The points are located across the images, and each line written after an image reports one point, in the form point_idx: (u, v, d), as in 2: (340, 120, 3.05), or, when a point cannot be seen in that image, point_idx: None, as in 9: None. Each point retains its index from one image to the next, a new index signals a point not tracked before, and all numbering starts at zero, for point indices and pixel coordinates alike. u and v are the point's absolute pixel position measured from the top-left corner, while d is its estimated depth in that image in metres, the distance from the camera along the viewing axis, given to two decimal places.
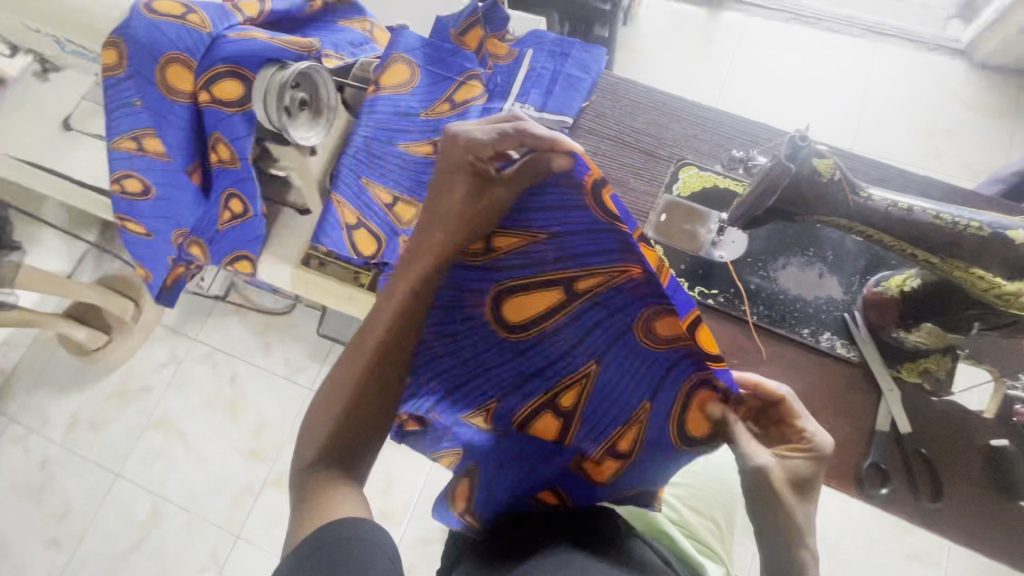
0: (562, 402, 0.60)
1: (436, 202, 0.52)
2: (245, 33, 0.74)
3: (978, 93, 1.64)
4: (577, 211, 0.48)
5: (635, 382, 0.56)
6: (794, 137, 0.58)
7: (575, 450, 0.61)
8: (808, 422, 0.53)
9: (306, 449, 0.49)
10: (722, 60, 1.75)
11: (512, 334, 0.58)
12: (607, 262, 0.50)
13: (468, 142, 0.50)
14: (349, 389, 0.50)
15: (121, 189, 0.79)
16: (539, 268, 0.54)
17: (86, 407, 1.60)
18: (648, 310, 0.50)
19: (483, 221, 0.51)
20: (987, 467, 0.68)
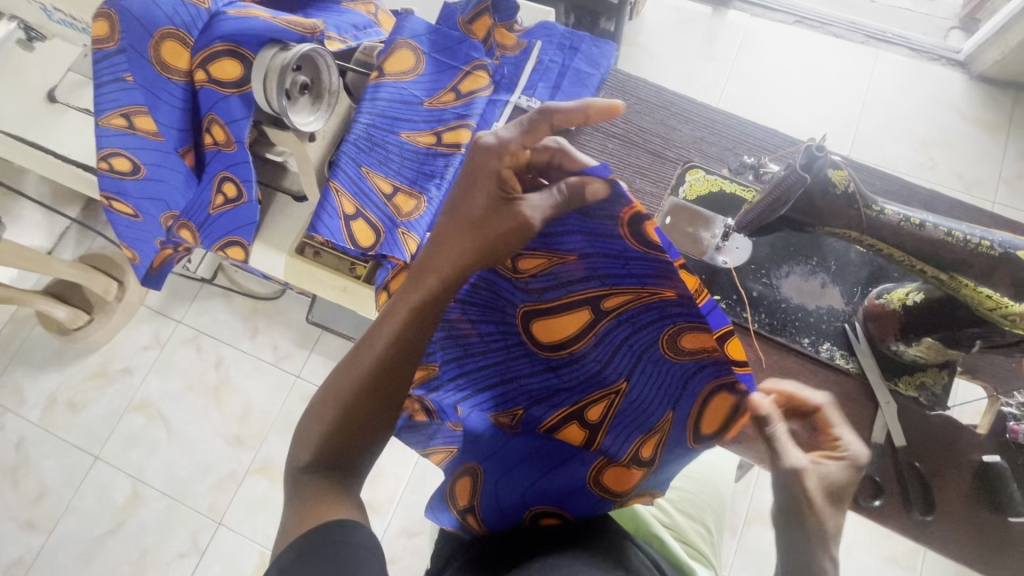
0: (589, 414, 0.63)
1: (460, 211, 0.52)
2: (246, 10, 0.69)
3: (976, 105, 1.65)
4: (607, 239, 0.48)
5: (659, 393, 0.57)
6: (811, 146, 0.56)
7: (602, 455, 0.63)
8: (843, 432, 0.52)
9: (299, 451, 0.51)
10: (725, 59, 1.74)
11: (539, 348, 0.60)
12: (636, 284, 0.50)
13: (499, 152, 0.50)
14: (345, 397, 0.51)
15: (108, 167, 0.78)
16: (566, 289, 0.55)
17: (65, 387, 1.56)
18: (671, 328, 0.51)
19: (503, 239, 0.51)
20: (979, 481, 0.68)
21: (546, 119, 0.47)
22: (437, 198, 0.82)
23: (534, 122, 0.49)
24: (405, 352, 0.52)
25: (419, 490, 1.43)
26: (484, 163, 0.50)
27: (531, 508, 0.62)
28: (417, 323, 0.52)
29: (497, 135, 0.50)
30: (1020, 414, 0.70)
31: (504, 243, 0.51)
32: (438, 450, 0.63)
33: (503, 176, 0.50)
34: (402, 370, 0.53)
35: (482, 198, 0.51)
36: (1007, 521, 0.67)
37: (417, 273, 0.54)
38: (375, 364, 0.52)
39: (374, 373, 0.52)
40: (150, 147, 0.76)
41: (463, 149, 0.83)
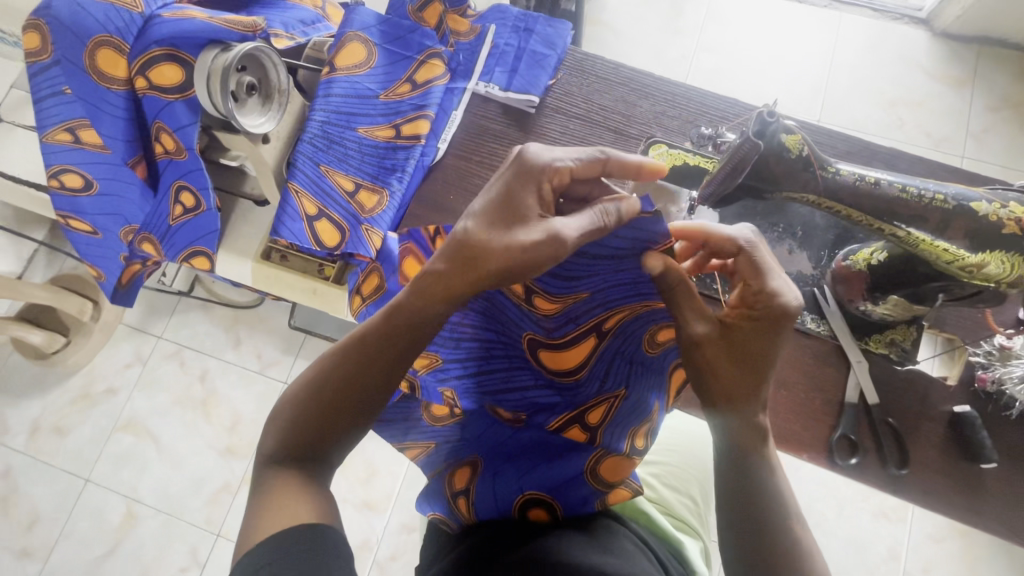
0: (590, 418, 0.63)
1: (496, 219, 0.53)
2: (182, 12, 0.68)
3: (940, 61, 1.66)
4: (622, 271, 0.54)
5: (649, 387, 0.61)
6: (762, 113, 0.57)
7: (600, 448, 0.62)
8: (773, 278, 0.53)
9: (264, 437, 0.53)
10: (691, 32, 1.72)
11: (543, 368, 0.63)
12: (633, 300, 0.57)
13: (548, 170, 0.53)
14: (328, 390, 0.52)
15: (60, 185, 0.76)
16: (575, 322, 0.60)
17: (49, 412, 1.54)
18: (655, 329, 0.58)
19: (532, 254, 0.51)
20: (951, 431, 0.70)
21: (604, 160, 0.55)
22: (400, 191, 0.80)
23: (590, 157, 0.54)
24: (391, 353, 0.53)
25: (415, 485, 1.43)
26: (524, 176, 0.53)
27: (525, 492, 0.62)
28: (410, 325, 0.53)
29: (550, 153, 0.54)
30: (986, 362, 0.71)
31: (529, 259, 0.51)
32: (413, 443, 0.66)
33: (540, 194, 0.53)
34: (387, 372, 0.53)
35: (517, 209, 0.53)
36: (979, 469, 0.69)
37: (426, 277, 0.53)
38: (362, 360, 0.52)
39: (357, 372, 0.52)
40: (98, 160, 0.74)
41: (423, 141, 0.82)
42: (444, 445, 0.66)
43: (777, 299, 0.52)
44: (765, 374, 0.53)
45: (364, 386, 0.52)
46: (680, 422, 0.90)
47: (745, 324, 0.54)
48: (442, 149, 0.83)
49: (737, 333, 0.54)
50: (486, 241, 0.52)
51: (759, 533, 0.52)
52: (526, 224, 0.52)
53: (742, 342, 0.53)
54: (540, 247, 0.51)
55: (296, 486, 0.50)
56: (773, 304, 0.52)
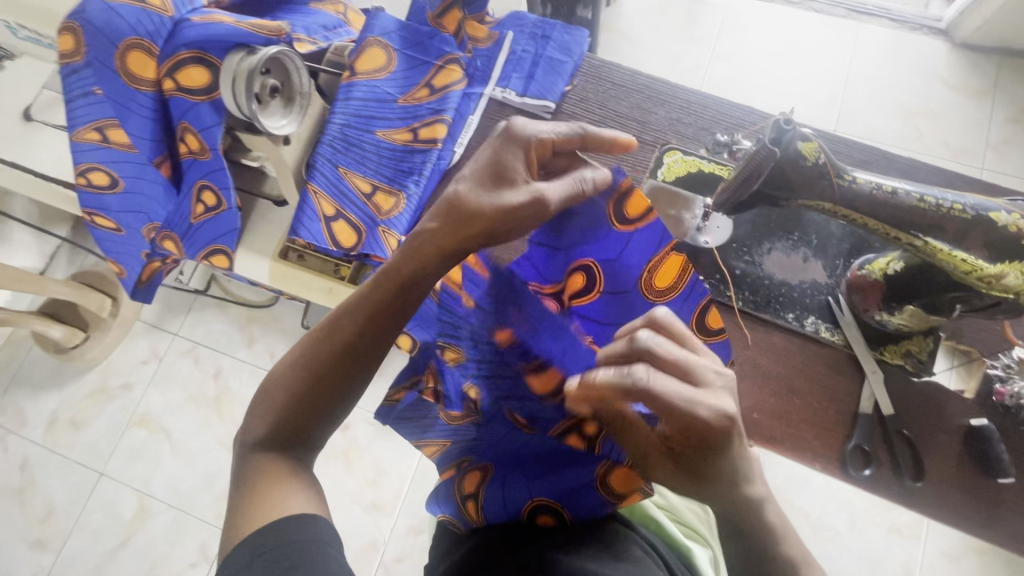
0: (586, 428, 0.60)
1: (485, 188, 0.56)
2: (210, 16, 0.70)
3: (960, 72, 1.65)
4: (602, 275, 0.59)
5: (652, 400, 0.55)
6: (779, 121, 0.57)
7: (603, 459, 0.60)
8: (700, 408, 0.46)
9: (256, 425, 0.53)
10: (705, 41, 1.73)
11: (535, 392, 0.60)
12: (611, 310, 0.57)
13: (532, 139, 0.56)
14: (317, 362, 0.53)
15: (87, 183, 0.77)
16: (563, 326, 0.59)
17: (66, 406, 1.57)
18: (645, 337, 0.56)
19: (518, 217, 0.55)
20: (968, 444, 0.69)
21: (579, 136, 0.58)
22: (417, 193, 0.81)
23: (568, 132, 0.57)
24: (379, 325, 0.55)
25: (423, 487, 1.43)
26: (509, 145, 0.56)
27: (534, 498, 0.63)
28: (399, 297, 0.55)
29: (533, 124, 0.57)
30: (1005, 375, 0.70)
31: (513, 222, 0.56)
32: (430, 441, 0.66)
33: (527, 165, 0.57)
34: (375, 342, 0.55)
35: (504, 177, 0.56)
36: (995, 483, 0.67)
37: (413, 247, 0.56)
38: (352, 332, 0.54)
39: (353, 336, 0.54)
40: (124, 158, 0.76)
41: (440, 144, 0.83)
42: (457, 442, 0.65)
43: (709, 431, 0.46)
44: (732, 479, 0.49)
45: (353, 357, 0.54)
46: None
47: (689, 451, 0.49)
48: (458, 152, 0.84)
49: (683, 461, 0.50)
50: (475, 205, 0.56)
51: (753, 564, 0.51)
52: (510, 189, 0.56)
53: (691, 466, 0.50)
54: (525, 210, 0.55)
55: (307, 479, 0.51)
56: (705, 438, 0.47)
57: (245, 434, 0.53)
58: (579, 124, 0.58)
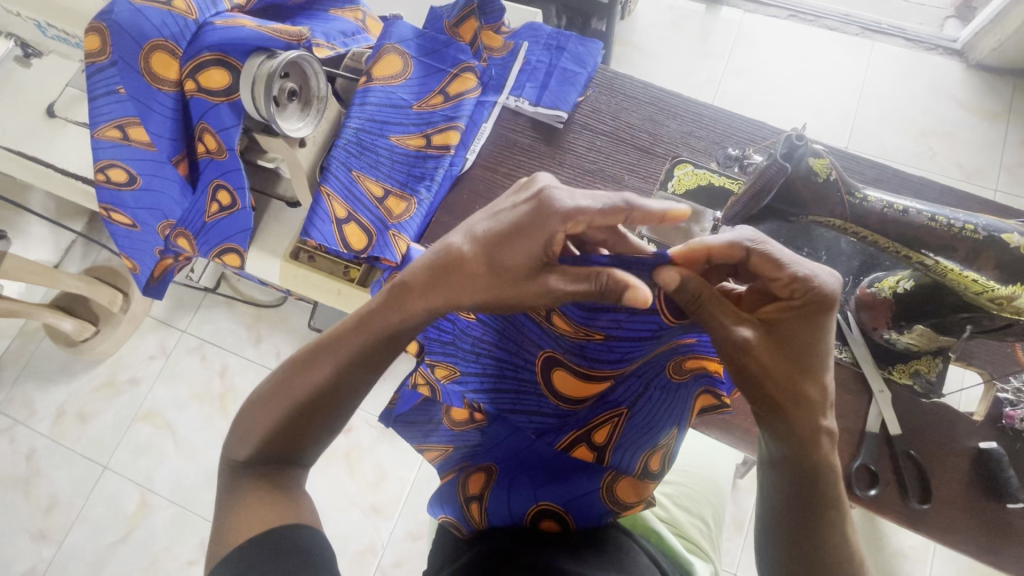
0: (596, 437, 0.63)
1: (495, 252, 0.52)
2: (233, 20, 0.71)
3: (974, 93, 1.64)
4: (641, 317, 0.53)
5: (665, 413, 0.61)
6: (791, 137, 0.57)
7: (610, 469, 0.63)
8: (803, 266, 0.48)
9: (240, 446, 0.53)
10: (719, 55, 1.74)
11: (554, 396, 0.62)
12: (644, 345, 0.56)
13: (564, 215, 0.50)
14: (298, 397, 0.52)
15: (106, 179, 0.79)
16: (586, 358, 0.59)
17: (74, 398, 1.59)
18: (674, 357, 0.59)
19: (518, 297, 0.51)
20: (976, 468, 0.68)
21: (626, 211, 0.49)
22: (428, 199, 0.82)
23: (612, 206, 0.49)
24: (363, 366, 0.53)
25: (424, 492, 1.43)
26: (534, 216, 0.51)
27: (536, 503, 0.61)
28: (387, 341, 0.53)
29: (573, 198, 0.50)
30: (1015, 399, 0.70)
31: (514, 296, 0.51)
32: (433, 446, 0.69)
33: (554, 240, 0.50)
34: (359, 381, 0.54)
35: (517, 252, 0.51)
36: (1004, 507, 0.66)
37: (408, 292, 0.53)
38: (336, 372, 0.52)
39: (331, 379, 0.52)
40: (144, 157, 0.77)
41: (452, 151, 0.84)
42: (459, 449, 0.68)
43: (813, 282, 0.48)
44: (818, 372, 0.49)
45: (334, 394, 0.53)
46: (697, 442, 0.89)
47: (787, 316, 0.48)
48: (470, 160, 0.85)
49: (781, 330, 0.48)
50: (476, 272, 0.52)
51: (811, 549, 0.49)
52: (523, 264, 0.51)
53: (788, 336, 0.48)
54: (528, 289, 0.51)
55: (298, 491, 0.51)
56: (811, 289, 0.48)
57: (230, 454, 0.54)
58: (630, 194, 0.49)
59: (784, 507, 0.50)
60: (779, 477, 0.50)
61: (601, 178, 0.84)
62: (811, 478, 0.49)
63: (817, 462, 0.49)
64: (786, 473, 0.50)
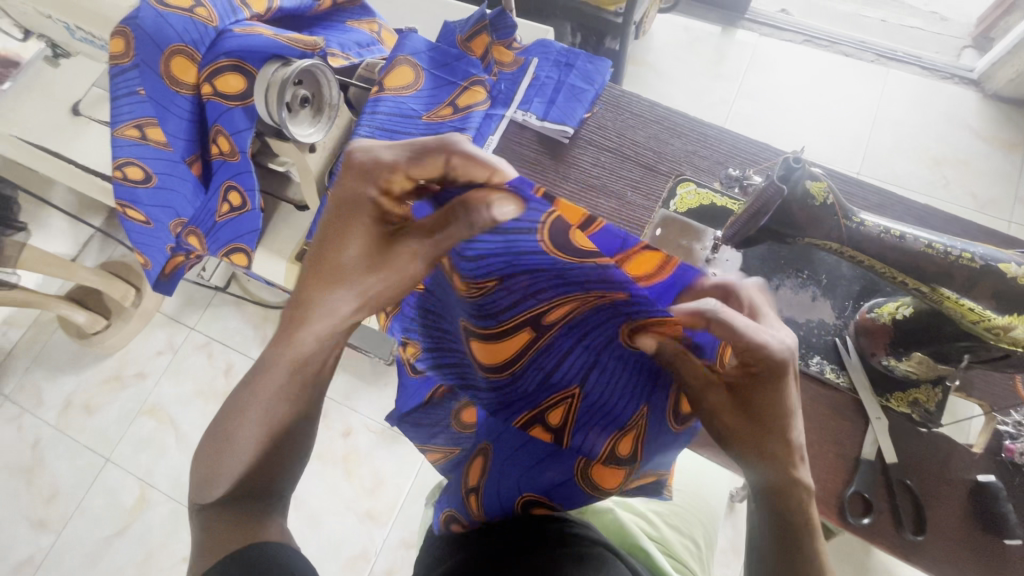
0: (551, 418, 0.63)
1: (345, 238, 0.50)
2: (251, 29, 0.74)
3: (990, 123, 1.64)
4: (528, 256, 0.44)
5: (626, 391, 0.56)
6: (789, 158, 0.57)
7: (581, 456, 0.64)
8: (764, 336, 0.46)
9: (208, 489, 0.50)
10: (732, 77, 1.75)
11: (476, 359, 0.61)
12: (561, 292, 0.49)
13: (377, 178, 0.47)
14: (255, 437, 0.51)
15: (122, 176, 0.81)
16: (497, 318, 0.55)
17: (82, 389, 1.61)
18: (626, 323, 0.49)
19: (397, 272, 0.50)
20: (973, 502, 0.67)
21: (438, 154, 0.43)
22: None
23: (422, 152, 0.44)
24: (289, 392, 0.52)
25: (419, 500, 1.43)
26: (357, 193, 0.48)
27: (524, 494, 0.64)
28: (299, 362, 0.52)
29: (379, 155, 0.47)
30: (1015, 432, 0.68)
31: (394, 272, 0.50)
32: (435, 448, 0.71)
33: (391, 211, 0.49)
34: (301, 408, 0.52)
35: (365, 231, 0.49)
36: (1001, 543, 0.65)
37: (294, 306, 0.52)
38: (277, 408, 0.52)
39: (279, 413, 0.52)
40: (160, 156, 0.80)
41: None
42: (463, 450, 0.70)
43: (771, 353, 0.46)
44: (784, 425, 0.49)
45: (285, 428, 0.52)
46: (691, 461, 0.89)
47: (748, 381, 0.49)
48: None
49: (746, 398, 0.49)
50: (343, 266, 0.50)
51: None
52: (376, 237, 0.49)
53: (752, 401, 0.49)
54: (399, 263, 0.50)
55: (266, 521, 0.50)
56: (768, 360, 0.46)
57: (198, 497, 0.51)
58: (441, 136, 0.43)
59: (765, 551, 0.49)
60: (760, 521, 0.50)
61: (604, 193, 0.85)
62: (789, 519, 0.49)
63: (796, 509, 0.49)
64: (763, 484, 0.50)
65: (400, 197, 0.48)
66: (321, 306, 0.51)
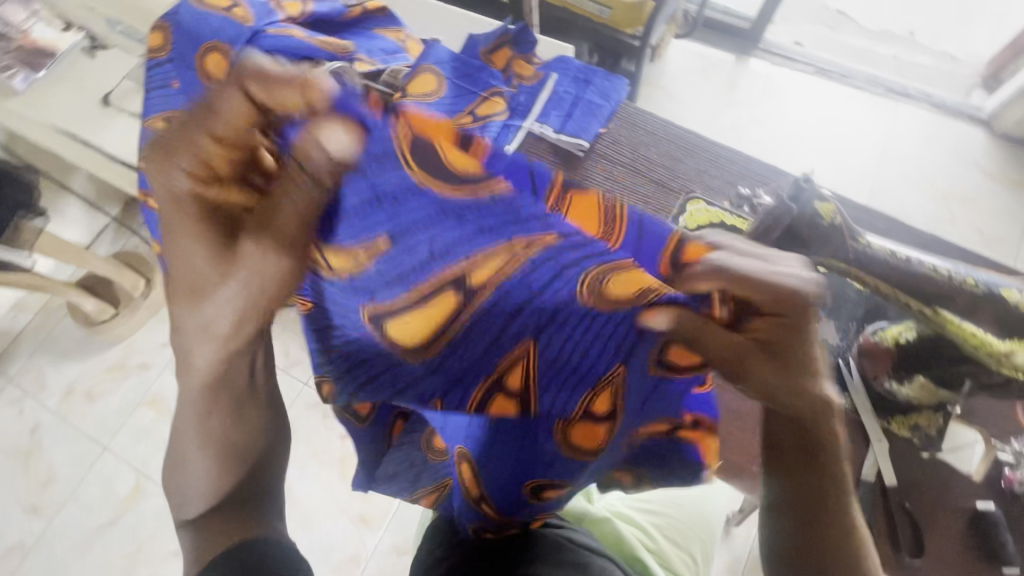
0: (510, 382, 0.55)
1: (187, 242, 0.45)
2: (284, 30, 0.77)
3: (998, 163, 1.66)
4: (402, 202, 0.41)
5: (597, 344, 0.46)
6: (799, 181, 0.64)
7: (559, 420, 0.55)
8: (784, 270, 0.36)
9: (187, 507, 0.55)
10: (745, 104, 1.78)
11: (394, 342, 0.56)
12: (476, 251, 0.43)
13: (195, 159, 0.43)
14: (209, 459, 0.54)
15: None
16: (399, 293, 0.51)
17: (84, 377, 1.63)
18: (583, 285, 0.42)
19: (261, 267, 0.45)
20: (971, 530, 0.67)
21: (233, 99, 0.40)
22: None
23: (215, 109, 0.41)
24: (217, 412, 0.53)
25: (412, 506, 1.43)
26: (174, 181, 0.44)
27: (527, 482, 0.62)
28: (217, 384, 0.52)
29: (178, 136, 0.43)
30: (1015, 461, 0.69)
31: (256, 264, 0.45)
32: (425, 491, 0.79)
33: (231, 199, 0.44)
34: (250, 428, 0.56)
35: (204, 226, 0.45)
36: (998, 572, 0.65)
37: (177, 334, 0.49)
38: (214, 430, 0.54)
39: (223, 432, 0.54)
40: None
41: None
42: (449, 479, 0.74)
43: (804, 292, 0.37)
44: (811, 364, 0.43)
45: (236, 448, 0.55)
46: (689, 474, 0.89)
47: (782, 330, 0.39)
48: None
49: (783, 349, 0.40)
50: (200, 277, 0.46)
51: None
52: (222, 229, 0.45)
53: (785, 347, 0.41)
54: (260, 252, 0.45)
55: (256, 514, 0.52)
56: (802, 302, 0.37)
57: (180, 513, 0.56)
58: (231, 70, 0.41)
59: (792, 544, 0.51)
60: (788, 519, 0.51)
61: None
62: (821, 520, 0.50)
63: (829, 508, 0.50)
64: (783, 431, 0.49)
65: (233, 177, 0.44)
66: (193, 327, 0.48)
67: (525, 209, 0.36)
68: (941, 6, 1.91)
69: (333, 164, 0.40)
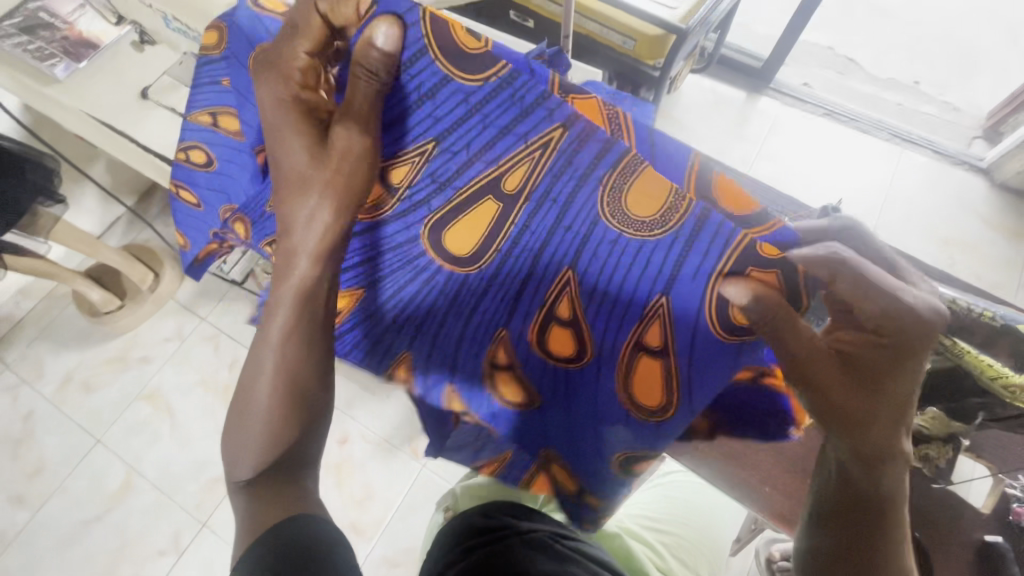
0: (559, 311, 0.57)
1: (284, 150, 0.51)
2: None
3: (996, 212, 1.72)
4: (446, 97, 0.46)
5: (638, 269, 0.47)
6: None
7: (623, 390, 0.59)
8: (904, 294, 0.41)
9: (240, 467, 0.53)
10: (754, 140, 1.84)
11: (447, 256, 0.58)
12: (508, 146, 0.47)
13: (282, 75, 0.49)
14: (286, 379, 0.53)
15: (188, 158, 0.82)
16: (451, 188, 0.53)
17: (83, 367, 1.61)
18: (604, 192, 0.45)
19: (343, 164, 0.50)
20: (978, 562, 0.69)
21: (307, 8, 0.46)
22: None
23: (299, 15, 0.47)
24: (290, 343, 0.53)
25: (407, 518, 1.42)
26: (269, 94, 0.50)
27: (619, 452, 0.68)
28: (306, 305, 0.54)
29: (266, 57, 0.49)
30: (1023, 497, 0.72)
31: (342, 162, 0.49)
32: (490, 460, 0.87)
33: (318, 102, 0.50)
34: (314, 352, 0.55)
35: (292, 137, 0.50)
36: None
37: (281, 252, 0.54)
38: (293, 342, 0.54)
39: (289, 357, 0.53)
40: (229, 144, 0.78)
41: None
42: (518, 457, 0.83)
43: (912, 316, 0.41)
44: (901, 403, 0.46)
45: (302, 391, 0.54)
46: (698, 497, 0.91)
47: (871, 350, 0.43)
48: None
49: (863, 362, 0.44)
50: (296, 174, 0.51)
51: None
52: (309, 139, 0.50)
53: (878, 373, 0.43)
54: (343, 150, 0.49)
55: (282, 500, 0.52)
56: (908, 328, 0.41)
57: (233, 476, 0.53)
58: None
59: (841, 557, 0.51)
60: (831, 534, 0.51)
61: None
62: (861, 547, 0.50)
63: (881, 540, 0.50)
64: (841, 450, 0.49)
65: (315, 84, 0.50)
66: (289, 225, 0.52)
67: (532, 96, 0.43)
68: (945, 60, 1.99)
69: (388, 60, 0.45)
